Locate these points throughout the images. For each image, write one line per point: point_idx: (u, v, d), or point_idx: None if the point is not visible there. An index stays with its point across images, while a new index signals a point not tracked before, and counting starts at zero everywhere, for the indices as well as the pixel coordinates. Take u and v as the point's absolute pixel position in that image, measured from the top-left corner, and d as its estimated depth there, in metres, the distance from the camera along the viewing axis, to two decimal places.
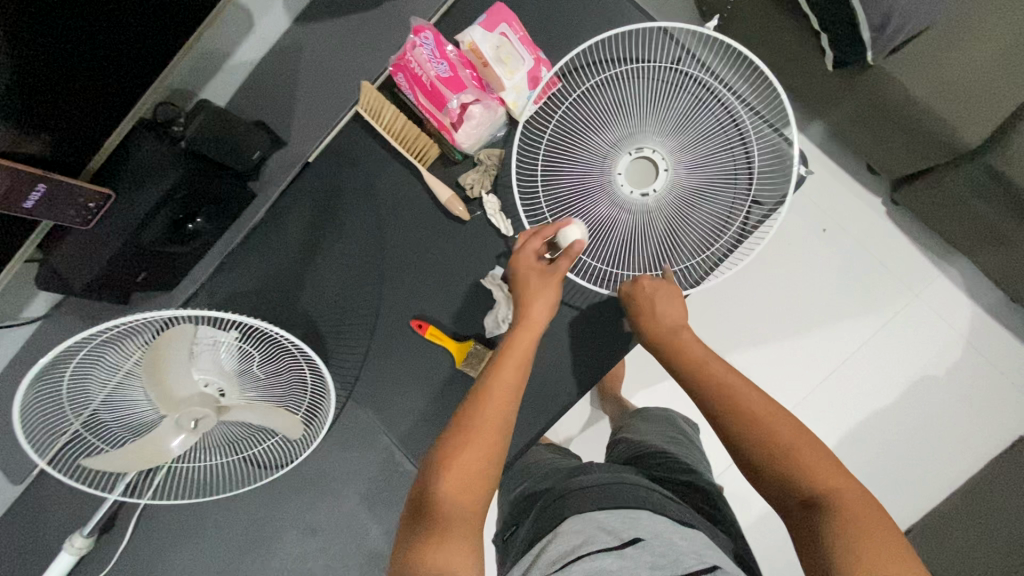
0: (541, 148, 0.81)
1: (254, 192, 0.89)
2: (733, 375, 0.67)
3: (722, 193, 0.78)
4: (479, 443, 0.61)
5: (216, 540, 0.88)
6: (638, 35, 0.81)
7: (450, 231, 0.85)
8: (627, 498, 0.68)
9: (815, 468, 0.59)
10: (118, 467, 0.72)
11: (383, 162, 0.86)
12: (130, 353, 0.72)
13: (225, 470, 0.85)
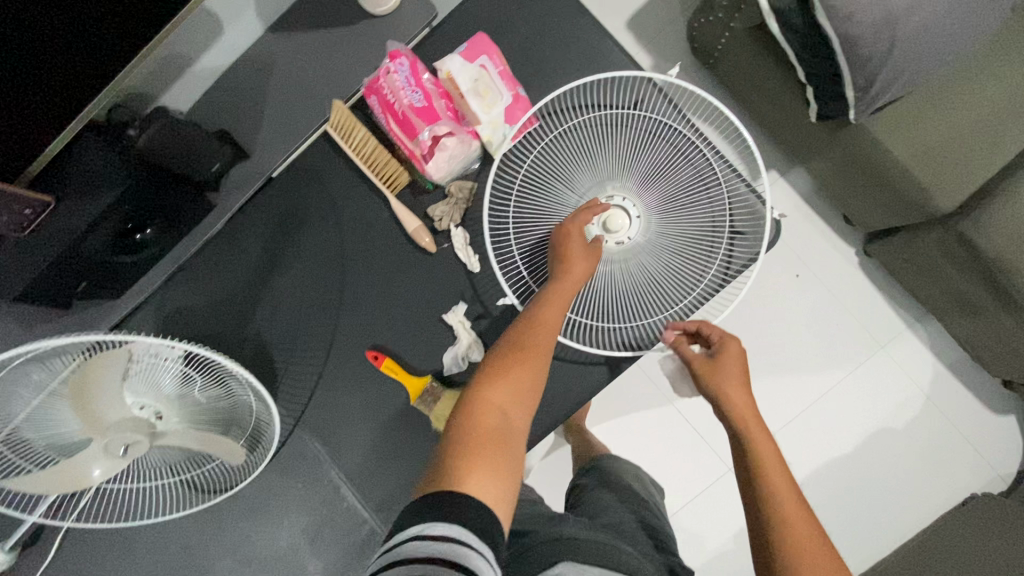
0: (514, 187, 0.79)
1: (212, 203, 0.82)
2: (781, 462, 0.61)
3: (693, 249, 0.77)
4: (523, 387, 0.59)
5: (143, 565, 0.84)
6: (620, 82, 0.80)
7: (414, 262, 0.82)
8: (606, 558, 0.64)
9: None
10: (41, 490, 0.68)
11: (350, 185, 0.84)
12: (58, 372, 0.67)
13: (157, 496, 0.81)
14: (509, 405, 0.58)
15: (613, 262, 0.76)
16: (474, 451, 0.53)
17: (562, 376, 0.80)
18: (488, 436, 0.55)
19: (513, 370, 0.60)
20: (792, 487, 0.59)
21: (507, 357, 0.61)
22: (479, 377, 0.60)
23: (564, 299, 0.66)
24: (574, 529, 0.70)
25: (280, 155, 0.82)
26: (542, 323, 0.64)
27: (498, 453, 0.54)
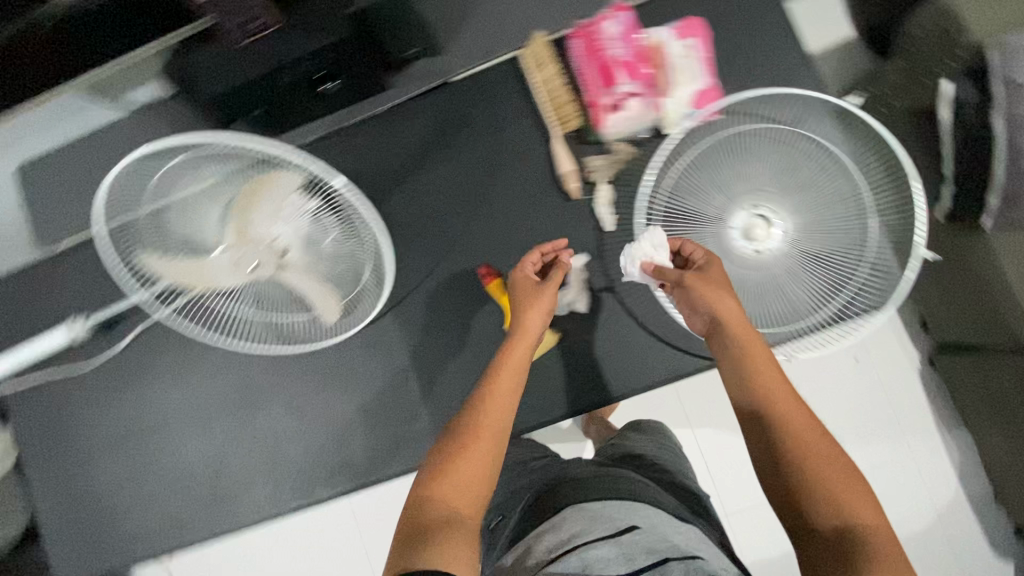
0: (678, 169, 0.81)
1: (389, 84, 0.87)
2: (775, 368, 0.65)
3: (828, 276, 0.78)
4: (466, 475, 0.64)
5: (214, 379, 0.91)
6: (807, 101, 0.81)
7: (551, 202, 0.85)
8: (609, 490, 0.77)
9: (841, 494, 0.57)
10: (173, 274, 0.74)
11: (517, 112, 0.86)
12: (232, 173, 0.72)
13: (242, 326, 0.84)
14: (457, 493, 0.63)
15: (743, 266, 0.79)
16: (420, 544, 0.58)
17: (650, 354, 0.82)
18: (438, 524, 0.60)
19: (458, 459, 0.65)
20: (784, 394, 0.64)
21: (453, 447, 0.66)
22: (426, 472, 0.66)
23: (520, 357, 0.72)
24: (579, 471, 0.83)
25: (465, 64, 0.87)
26: (493, 400, 0.69)
27: (445, 538, 0.59)
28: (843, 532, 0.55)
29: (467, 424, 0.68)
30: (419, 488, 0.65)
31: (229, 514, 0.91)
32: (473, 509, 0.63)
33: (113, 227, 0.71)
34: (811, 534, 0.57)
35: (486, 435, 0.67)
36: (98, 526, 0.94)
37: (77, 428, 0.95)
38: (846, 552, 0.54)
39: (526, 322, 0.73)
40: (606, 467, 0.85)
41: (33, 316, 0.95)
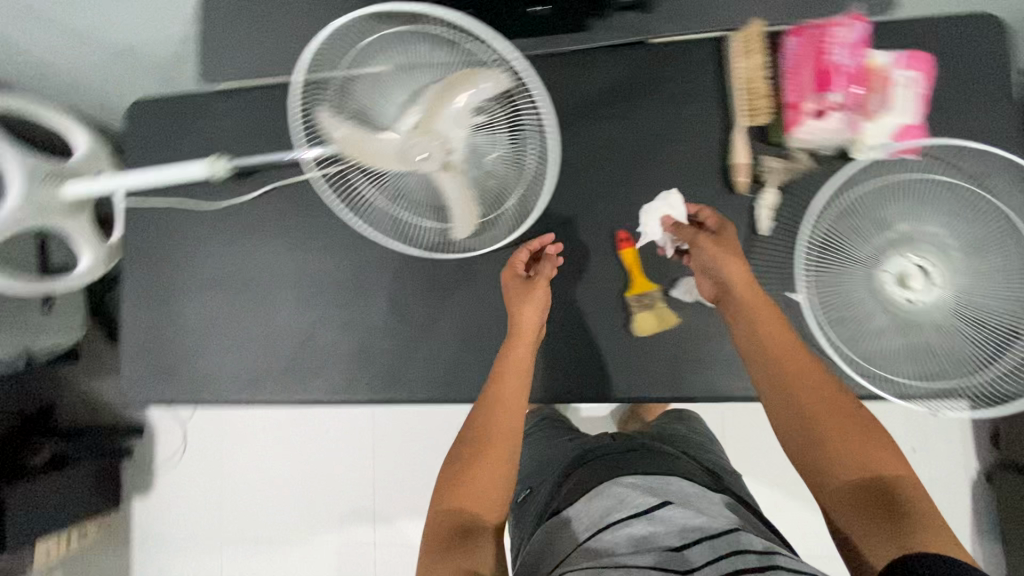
0: (847, 205, 0.79)
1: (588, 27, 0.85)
2: (790, 341, 0.73)
3: (990, 341, 0.75)
4: (479, 479, 0.74)
5: (323, 257, 0.91)
6: (991, 160, 0.78)
7: (711, 191, 0.83)
8: (643, 466, 0.82)
9: (855, 449, 0.67)
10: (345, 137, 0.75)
11: (705, 92, 0.84)
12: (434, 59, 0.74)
13: (379, 214, 0.86)
14: (478, 500, 0.73)
15: (893, 315, 0.77)
16: (462, 545, 0.68)
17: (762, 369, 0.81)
18: (471, 531, 0.70)
19: (472, 468, 0.75)
20: (797, 365, 0.72)
21: (465, 456, 0.76)
22: (445, 488, 0.75)
23: (523, 363, 0.80)
24: (611, 449, 0.89)
25: (671, 29, 0.83)
26: (499, 405, 0.78)
27: (477, 540, 0.69)
28: (859, 484, 0.66)
29: (475, 435, 0.77)
30: (440, 503, 0.73)
31: (299, 386, 0.91)
32: (492, 513, 0.73)
33: (313, 70, 0.75)
34: (835, 491, 0.66)
35: (496, 443, 0.77)
36: (171, 357, 0.95)
37: (175, 265, 0.95)
38: (873, 502, 0.64)
39: (522, 328, 0.80)
40: (636, 444, 0.90)
41: (173, 143, 0.97)
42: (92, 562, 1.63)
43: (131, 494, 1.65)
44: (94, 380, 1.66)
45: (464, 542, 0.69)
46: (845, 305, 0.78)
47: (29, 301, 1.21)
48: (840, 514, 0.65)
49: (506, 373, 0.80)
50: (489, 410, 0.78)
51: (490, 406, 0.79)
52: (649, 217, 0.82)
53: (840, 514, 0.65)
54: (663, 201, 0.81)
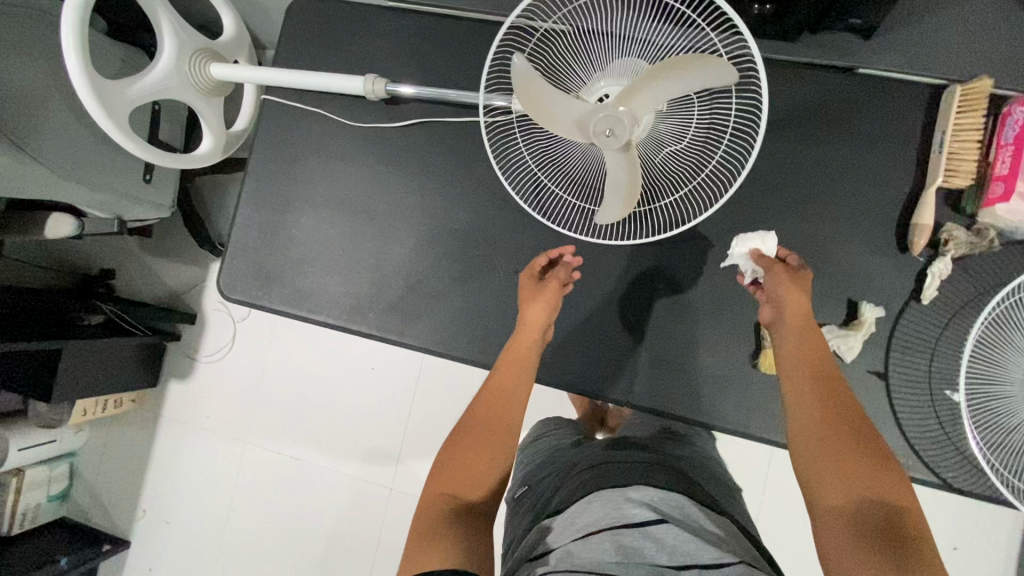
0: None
1: (796, 40, 0.79)
2: (827, 373, 0.70)
3: None
4: (476, 462, 0.71)
5: (454, 205, 0.89)
6: None
7: (877, 244, 0.78)
8: (648, 476, 0.73)
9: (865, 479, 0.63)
10: (530, 86, 0.69)
11: (901, 140, 0.79)
12: (649, 41, 0.70)
13: (530, 180, 0.85)
14: (470, 483, 0.70)
15: None
16: (446, 531, 0.63)
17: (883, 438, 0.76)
18: (459, 514, 0.66)
19: (470, 451, 0.72)
20: (820, 390, 0.69)
21: (465, 437, 0.74)
22: (439, 471, 0.72)
23: (524, 353, 0.78)
24: (618, 457, 0.80)
25: (887, 63, 0.77)
26: (505, 394, 0.77)
27: (471, 528, 0.65)
28: (859, 513, 0.61)
29: (475, 418, 0.76)
30: (431, 489, 0.70)
31: (397, 325, 0.89)
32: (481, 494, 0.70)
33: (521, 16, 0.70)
34: (832, 513, 0.62)
35: (495, 429, 0.74)
36: (274, 263, 0.93)
37: (301, 172, 0.93)
38: (872, 531, 0.59)
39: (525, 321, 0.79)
40: (644, 453, 0.81)
41: (328, 49, 0.94)
42: (120, 431, 1.67)
43: (168, 377, 1.67)
44: (160, 258, 1.67)
45: (450, 528, 0.64)
46: (1004, 415, 0.72)
47: (133, 168, 1.21)
48: (831, 540, 0.61)
49: (506, 363, 0.78)
50: (486, 401, 0.77)
51: (488, 397, 0.77)
52: (738, 244, 0.77)
53: (832, 534, 0.61)
54: (758, 236, 0.75)
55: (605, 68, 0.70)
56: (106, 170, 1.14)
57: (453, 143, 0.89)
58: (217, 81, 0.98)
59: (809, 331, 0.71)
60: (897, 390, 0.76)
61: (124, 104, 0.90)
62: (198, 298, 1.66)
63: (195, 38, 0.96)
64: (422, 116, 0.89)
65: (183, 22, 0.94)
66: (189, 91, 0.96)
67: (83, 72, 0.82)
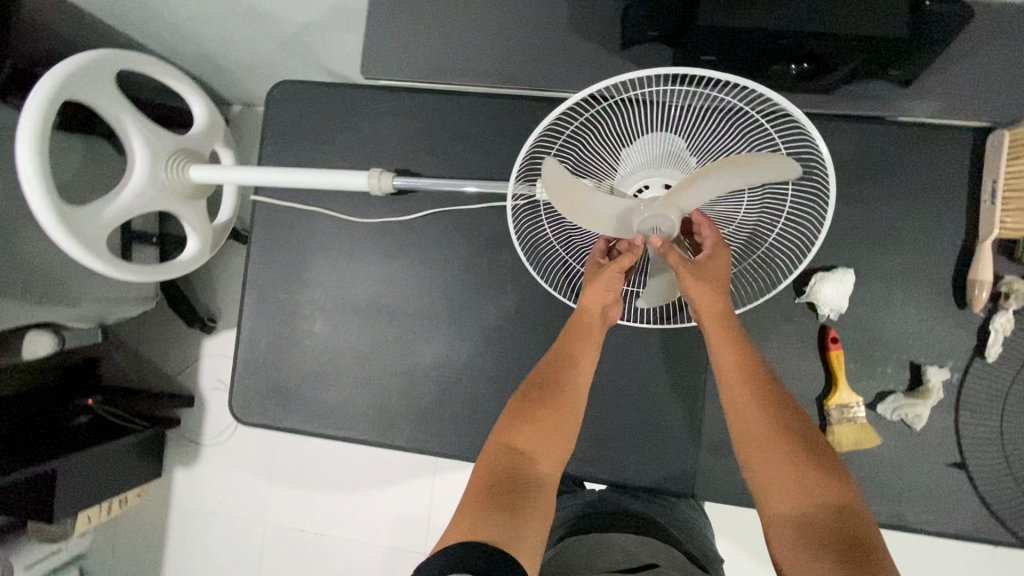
0: None
1: (829, 91, 0.72)
2: (751, 372, 0.64)
3: None
4: (548, 430, 0.65)
5: (479, 297, 0.82)
6: None
7: (934, 300, 0.75)
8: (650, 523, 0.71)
9: (801, 479, 0.58)
10: (564, 190, 0.62)
11: (947, 189, 0.75)
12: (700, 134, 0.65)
13: (564, 268, 0.77)
14: (540, 449, 0.65)
15: None
16: (510, 505, 0.58)
17: (962, 502, 0.73)
18: (523, 482, 0.61)
19: (537, 411, 0.66)
20: (757, 397, 0.63)
21: (528, 399, 0.67)
22: (505, 423, 0.66)
23: (590, 320, 0.70)
24: (630, 502, 0.78)
25: (929, 111, 0.70)
26: (574, 361, 0.69)
27: (527, 501, 0.59)
28: (810, 523, 0.56)
29: (545, 377, 0.68)
30: (497, 437, 0.64)
31: (434, 435, 0.82)
32: (551, 466, 0.64)
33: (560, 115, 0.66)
34: (783, 527, 0.57)
35: (563, 394, 0.68)
36: (290, 379, 0.86)
37: (306, 276, 0.86)
38: (829, 544, 0.54)
39: (586, 297, 0.69)
40: (649, 502, 0.79)
41: (322, 140, 0.87)
42: (126, 523, 1.58)
43: (173, 464, 1.57)
44: (147, 340, 1.57)
45: (512, 500, 0.58)
46: None
47: None
48: (785, 552, 0.56)
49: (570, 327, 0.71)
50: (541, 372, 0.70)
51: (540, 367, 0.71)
52: (816, 286, 0.74)
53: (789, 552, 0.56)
54: (836, 274, 0.73)
55: (647, 163, 0.65)
56: (82, 278, 1.03)
57: (471, 231, 0.82)
58: (198, 183, 0.89)
59: (730, 322, 0.65)
60: (971, 452, 0.73)
61: (99, 223, 0.81)
62: (194, 378, 1.55)
63: (170, 141, 0.87)
64: (434, 206, 0.83)
65: (153, 126, 0.85)
66: (170, 199, 0.87)
67: (50, 198, 0.73)
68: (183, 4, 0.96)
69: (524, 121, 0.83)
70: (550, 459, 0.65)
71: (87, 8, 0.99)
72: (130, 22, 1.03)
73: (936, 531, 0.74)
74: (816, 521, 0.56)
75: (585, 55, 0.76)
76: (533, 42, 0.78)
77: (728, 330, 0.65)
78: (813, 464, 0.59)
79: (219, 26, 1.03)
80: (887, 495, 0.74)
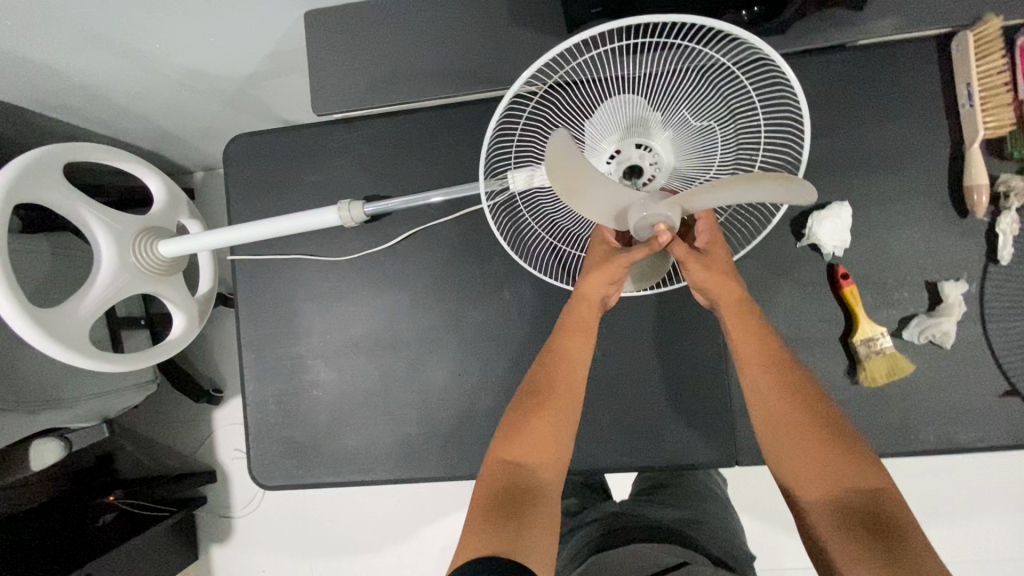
0: None
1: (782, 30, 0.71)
2: (775, 357, 0.62)
3: None
4: (547, 434, 0.64)
5: (478, 308, 0.80)
6: None
7: (939, 214, 0.73)
8: (670, 531, 0.71)
9: (831, 457, 0.56)
10: (564, 171, 0.56)
11: (921, 100, 0.73)
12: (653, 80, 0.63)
13: (553, 252, 0.76)
14: (536, 454, 0.63)
15: None
16: (512, 514, 0.57)
17: (1009, 412, 0.71)
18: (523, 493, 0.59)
19: (532, 418, 0.64)
20: (784, 377, 0.61)
21: (520, 408, 0.65)
22: (500, 432, 0.64)
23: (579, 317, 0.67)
24: (647, 509, 0.78)
25: (885, 28, 0.69)
26: (568, 359, 0.67)
27: (529, 508, 0.58)
28: (846, 505, 0.54)
29: (537, 382, 0.66)
30: (494, 449, 0.63)
31: (463, 457, 0.80)
32: (551, 477, 0.62)
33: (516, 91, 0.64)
34: (817, 509, 0.56)
35: (558, 397, 0.65)
36: (305, 432, 0.83)
37: (299, 324, 0.83)
38: (862, 522, 0.52)
39: (582, 284, 0.66)
40: (664, 506, 0.80)
41: (287, 184, 0.85)
42: None
43: (207, 545, 1.52)
44: (155, 425, 1.54)
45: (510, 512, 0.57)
46: None
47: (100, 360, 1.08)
48: (824, 540, 0.54)
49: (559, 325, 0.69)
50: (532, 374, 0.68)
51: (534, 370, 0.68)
52: (816, 225, 0.72)
53: (828, 534, 0.54)
54: (832, 210, 0.71)
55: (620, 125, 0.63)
56: (78, 378, 1.01)
57: (457, 244, 0.80)
58: (171, 257, 0.87)
59: (748, 310, 0.63)
60: (1007, 356, 0.71)
61: (76, 320, 0.79)
62: (212, 453, 1.52)
63: (132, 221, 0.84)
64: (414, 227, 0.81)
65: (113, 210, 0.83)
66: (145, 279, 0.85)
67: (19, 305, 0.71)
68: (120, 81, 0.94)
69: (485, 124, 0.82)
70: (548, 469, 0.63)
71: (21, 104, 0.96)
72: (71, 110, 1.01)
73: (990, 446, 0.72)
74: (847, 511, 0.54)
75: (533, 44, 0.75)
76: (477, 45, 0.77)
77: (748, 320, 0.63)
78: (838, 438, 0.57)
79: (161, 95, 1.01)
80: (937, 419, 0.72)
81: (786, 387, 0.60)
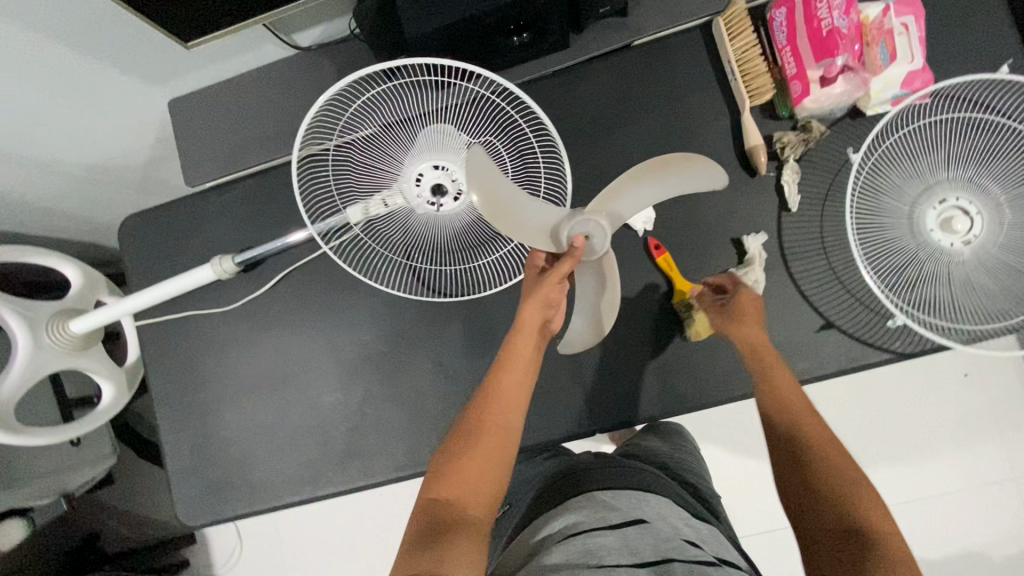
0: (865, 170, 0.77)
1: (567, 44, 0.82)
2: (787, 401, 0.68)
3: None
4: (481, 470, 0.63)
5: (355, 331, 0.89)
6: (990, 85, 0.77)
7: (734, 177, 0.81)
8: (635, 481, 0.70)
9: (838, 476, 0.61)
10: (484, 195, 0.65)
11: (701, 82, 0.83)
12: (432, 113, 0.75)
13: (404, 271, 0.86)
14: (473, 489, 0.62)
15: (944, 262, 0.75)
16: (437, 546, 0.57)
17: (830, 341, 0.78)
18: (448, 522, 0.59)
19: (470, 452, 0.64)
20: (797, 406, 0.68)
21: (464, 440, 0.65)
22: (433, 474, 0.64)
23: (524, 343, 0.71)
24: (596, 459, 0.78)
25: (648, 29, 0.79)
26: (503, 391, 0.68)
27: (452, 539, 0.58)
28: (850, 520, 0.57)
29: (470, 420, 0.67)
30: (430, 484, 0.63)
31: (362, 468, 0.87)
32: (483, 509, 0.62)
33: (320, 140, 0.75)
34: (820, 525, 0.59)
35: (495, 427, 0.66)
36: (222, 469, 0.91)
37: (204, 373, 0.92)
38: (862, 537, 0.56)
39: (523, 314, 0.71)
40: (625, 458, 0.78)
41: (178, 252, 0.95)
42: None
43: None
44: None
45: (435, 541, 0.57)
46: (893, 268, 0.76)
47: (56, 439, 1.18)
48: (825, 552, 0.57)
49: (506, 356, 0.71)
50: (479, 408, 0.67)
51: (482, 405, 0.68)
52: None
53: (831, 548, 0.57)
54: None
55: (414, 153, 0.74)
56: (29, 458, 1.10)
57: (327, 276, 0.89)
58: (86, 335, 0.97)
59: (772, 359, 0.72)
60: (814, 292, 0.79)
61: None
62: None
63: (46, 308, 0.94)
64: (288, 270, 0.90)
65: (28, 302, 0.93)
66: (62, 358, 0.95)
67: None
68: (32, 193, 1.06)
69: None
70: (482, 503, 0.62)
71: None
72: None
73: (820, 376, 0.78)
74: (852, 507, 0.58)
75: None
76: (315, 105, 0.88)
77: (778, 376, 0.71)
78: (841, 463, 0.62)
79: (73, 196, 1.12)
80: None
81: (803, 412, 0.67)
